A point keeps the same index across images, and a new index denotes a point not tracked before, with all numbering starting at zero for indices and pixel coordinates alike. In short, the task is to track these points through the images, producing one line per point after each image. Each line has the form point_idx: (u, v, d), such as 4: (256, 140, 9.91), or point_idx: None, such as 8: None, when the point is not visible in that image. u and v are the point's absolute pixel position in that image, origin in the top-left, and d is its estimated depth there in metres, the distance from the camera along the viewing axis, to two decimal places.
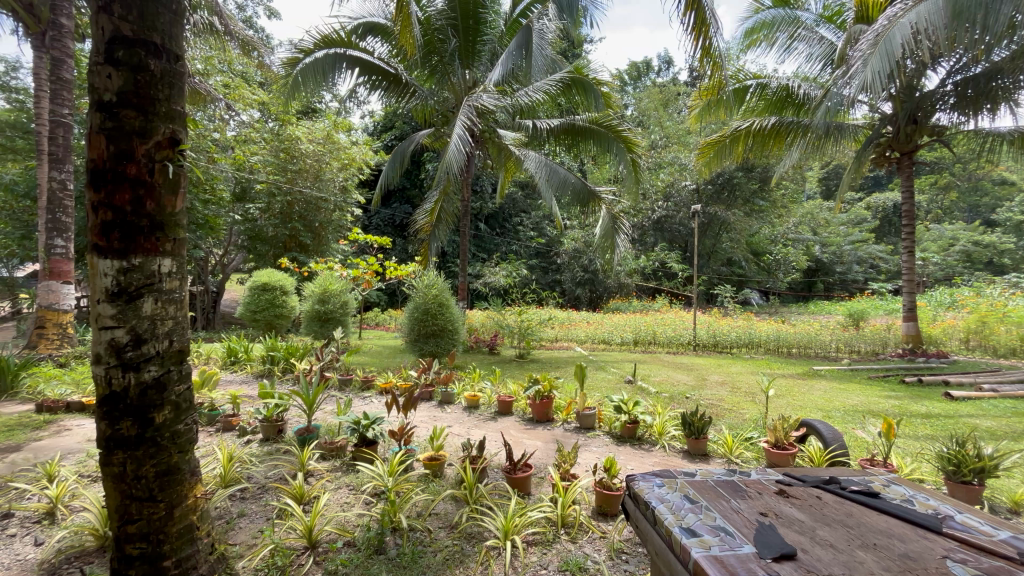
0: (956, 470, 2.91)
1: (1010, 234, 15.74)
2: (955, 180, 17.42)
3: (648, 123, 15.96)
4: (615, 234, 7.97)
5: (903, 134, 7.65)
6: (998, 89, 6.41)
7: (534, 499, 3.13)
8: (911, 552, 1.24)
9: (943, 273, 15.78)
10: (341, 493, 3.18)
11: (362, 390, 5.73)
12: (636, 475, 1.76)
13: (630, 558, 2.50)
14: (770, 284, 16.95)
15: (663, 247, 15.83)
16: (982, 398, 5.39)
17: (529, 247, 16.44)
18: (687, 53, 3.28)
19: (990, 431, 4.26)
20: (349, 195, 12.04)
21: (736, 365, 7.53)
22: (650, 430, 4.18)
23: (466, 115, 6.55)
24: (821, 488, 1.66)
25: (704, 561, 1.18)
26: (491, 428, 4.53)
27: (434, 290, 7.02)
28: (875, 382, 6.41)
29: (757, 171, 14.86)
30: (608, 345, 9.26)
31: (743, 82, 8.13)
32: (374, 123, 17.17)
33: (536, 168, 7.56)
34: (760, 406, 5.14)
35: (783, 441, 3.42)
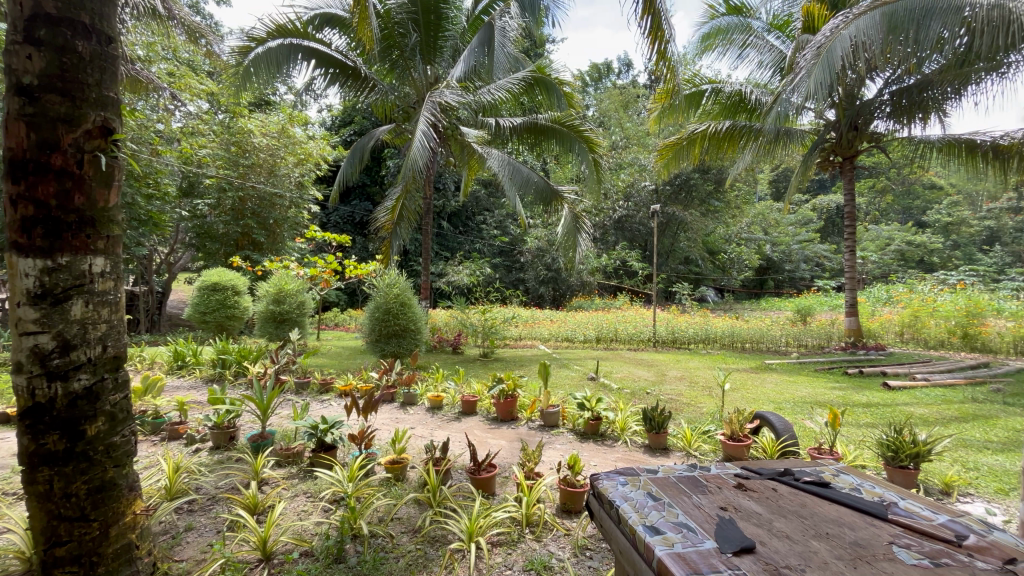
0: (895, 456, 3.09)
1: (939, 234, 17.01)
2: (890, 184, 18.66)
3: (609, 124, 16.27)
4: (577, 233, 8.05)
5: (845, 140, 8.10)
6: (930, 99, 6.89)
7: (499, 499, 3.11)
8: (861, 539, 1.30)
9: (880, 270, 16.83)
10: (297, 501, 3.06)
11: (321, 393, 5.55)
12: (600, 474, 1.76)
13: (594, 554, 2.52)
14: (725, 282, 17.62)
15: (624, 246, 16.15)
16: (915, 387, 5.78)
17: (492, 245, 16.42)
18: (643, 57, 3.34)
19: (923, 418, 4.57)
20: (305, 191, 11.65)
21: (694, 361, 7.77)
22: (612, 426, 4.24)
23: (430, 111, 6.45)
24: (776, 480, 1.71)
25: (667, 560, 1.18)
26: (455, 429, 4.47)
27: (396, 289, 6.87)
28: (821, 374, 6.77)
29: (713, 172, 15.38)
30: (571, 343, 9.37)
31: (698, 87, 8.42)
32: (332, 118, 16.68)
33: (499, 167, 7.54)
34: (716, 400, 5.33)
35: (739, 433, 3.54)
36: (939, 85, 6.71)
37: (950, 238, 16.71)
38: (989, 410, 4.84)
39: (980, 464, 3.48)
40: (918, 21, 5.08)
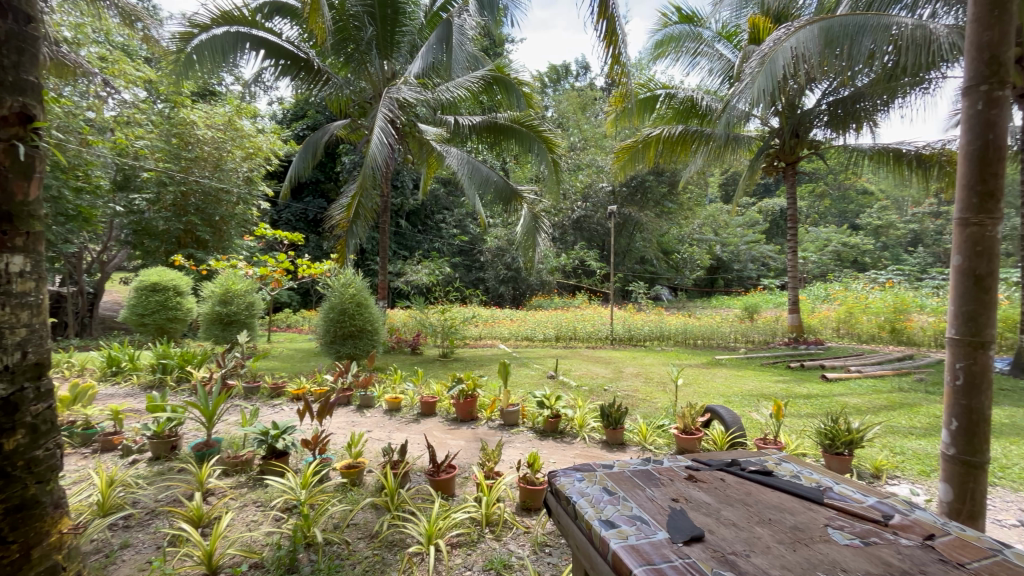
0: (831, 443, 3.30)
1: (870, 236, 18.31)
2: (827, 188, 19.91)
3: (568, 125, 16.49)
4: (536, 232, 8.11)
5: (788, 146, 8.55)
6: (862, 110, 7.41)
7: (458, 500, 3.09)
8: (800, 523, 1.37)
9: (820, 270, 17.83)
10: (246, 511, 2.92)
11: (272, 398, 5.33)
12: (557, 471, 1.77)
13: (553, 550, 2.55)
14: (678, 281, 18.27)
15: (582, 246, 16.41)
16: (849, 378, 6.20)
17: (452, 245, 16.31)
18: (599, 61, 3.40)
19: (857, 407, 4.91)
20: (254, 187, 11.16)
21: (648, 357, 8.01)
22: (571, 423, 4.30)
23: (388, 107, 6.32)
24: (724, 470, 1.78)
25: (622, 553, 1.21)
26: (413, 431, 4.41)
27: (351, 289, 6.71)
28: (766, 368, 7.14)
29: (666, 175, 15.89)
30: (531, 341, 9.45)
31: (653, 91, 8.66)
32: (283, 111, 16.04)
33: (458, 165, 7.49)
34: (669, 395, 5.53)
35: (691, 427, 3.68)
36: (870, 97, 7.23)
37: (880, 240, 18.02)
38: (913, 398, 5.26)
39: (905, 449, 3.77)
40: (852, 36, 5.51)
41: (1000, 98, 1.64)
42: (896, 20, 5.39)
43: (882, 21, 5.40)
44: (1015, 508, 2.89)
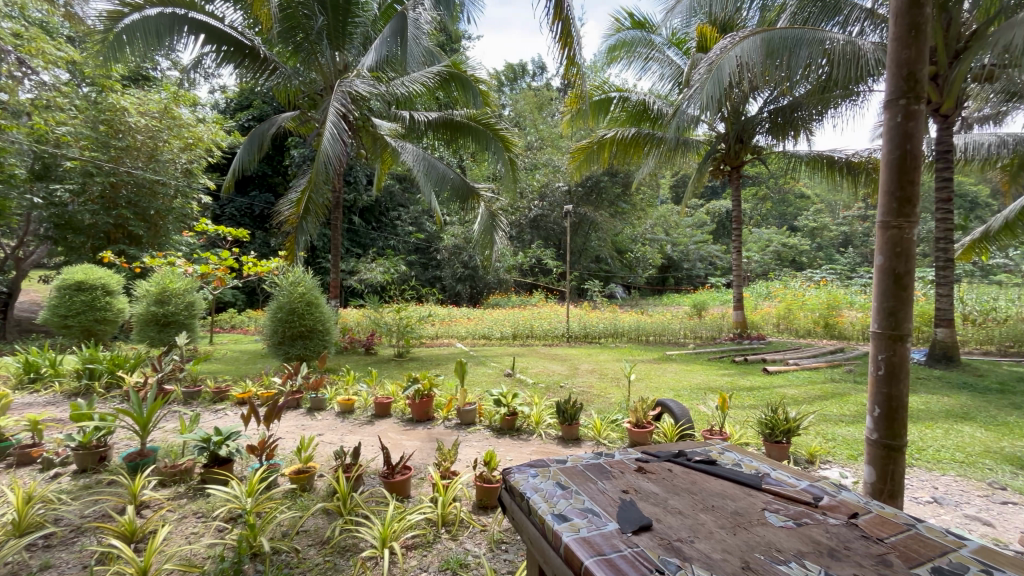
0: (771, 432, 3.50)
1: (806, 237, 19.52)
2: (769, 192, 21.07)
3: (524, 124, 16.59)
4: (493, 231, 8.11)
5: (733, 151, 8.96)
6: (800, 119, 7.87)
7: (414, 501, 3.04)
8: (741, 508, 1.44)
9: (762, 269, 18.63)
10: (186, 523, 2.76)
11: (214, 403, 5.04)
12: (512, 467, 1.78)
13: (509, 547, 2.56)
14: (631, 279, 18.78)
15: (538, 244, 16.60)
16: (788, 371, 6.59)
17: (407, 242, 16.03)
18: (555, 62, 3.44)
19: (794, 398, 5.23)
20: (194, 179, 10.53)
21: (603, 354, 8.19)
22: (528, 420, 4.34)
23: (340, 101, 6.15)
24: (672, 461, 1.85)
25: (574, 545, 1.23)
26: (367, 433, 4.31)
27: (301, 288, 6.46)
28: (713, 363, 7.47)
29: (620, 176, 16.30)
30: (488, 340, 9.45)
31: (607, 94, 8.83)
32: (227, 100, 15.23)
33: (414, 161, 7.36)
34: (623, 390, 5.68)
35: (643, 421, 3.80)
36: (807, 107, 7.69)
37: (815, 241, 19.25)
38: (843, 388, 5.67)
39: (836, 435, 4.06)
40: (791, 48, 5.85)
41: (916, 111, 1.79)
42: (829, 35, 5.83)
43: (817, 36, 5.81)
44: (929, 485, 3.18)
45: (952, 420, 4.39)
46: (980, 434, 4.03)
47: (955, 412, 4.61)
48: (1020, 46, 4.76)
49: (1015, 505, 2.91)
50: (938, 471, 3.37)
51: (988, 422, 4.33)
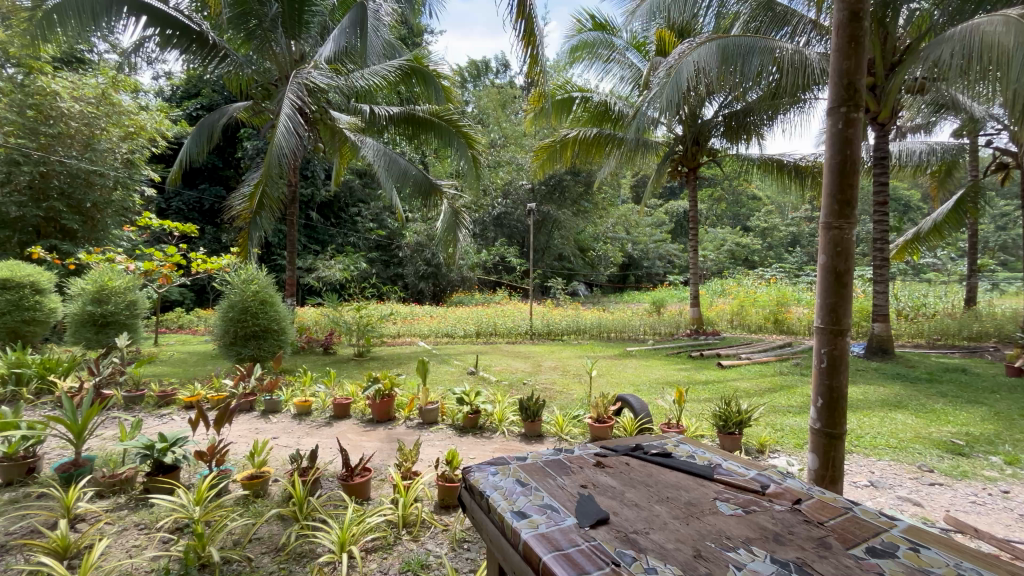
0: (725, 424, 3.64)
1: (758, 237, 20.43)
2: (724, 193, 21.87)
3: (488, 121, 16.54)
4: (457, 229, 8.04)
5: (690, 152, 9.22)
6: (752, 123, 8.22)
7: (374, 503, 2.98)
8: (694, 498, 1.49)
9: (717, 267, 19.34)
10: (126, 536, 2.60)
11: (159, 408, 4.77)
12: (472, 466, 1.77)
13: (471, 546, 2.54)
14: (593, 277, 19.06)
15: (502, 242, 16.64)
16: (740, 365, 6.88)
17: (368, 239, 15.69)
18: (517, 60, 3.44)
19: (746, 391, 5.48)
20: (136, 171, 9.92)
21: (565, 351, 8.29)
22: (491, 418, 4.33)
23: (295, 93, 5.94)
24: (629, 454, 1.89)
25: (532, 542, 1.23)
26: (325, 435, 4.18)
27: (254, 286, 6.19)
28: (671, 358, 7.70)
29: (582, 175, 16.52)
30: (451, 338, 9.39)
31: (569, 93, 8.93)
32: (173, 88, 14.43)
33: (374, 157, 7.21)
34: (584, 386, 5.78)
35: (604, 416, 3.87)
36: (758, 112, 8.02)
37: (766, 241, 20.17)
38: (790, 380, 5.99)
39: (784, 425, 4.26)
40: (744, 56, 6.09)
41: (854, 119, 1.90)
42: (778, 45, 6.11)
43: (767, 45, 6.10)
44: (866, 470, 3.39)
45: (887, 408, 4.70)
46: (911, 421, 4.34)
47: (889, 401, 4.93)
48: (948, 61, 5.15)
49: (941, 485, 3.15)
50: (874, 457, 3.60)
51: (918, 409, 4.66)
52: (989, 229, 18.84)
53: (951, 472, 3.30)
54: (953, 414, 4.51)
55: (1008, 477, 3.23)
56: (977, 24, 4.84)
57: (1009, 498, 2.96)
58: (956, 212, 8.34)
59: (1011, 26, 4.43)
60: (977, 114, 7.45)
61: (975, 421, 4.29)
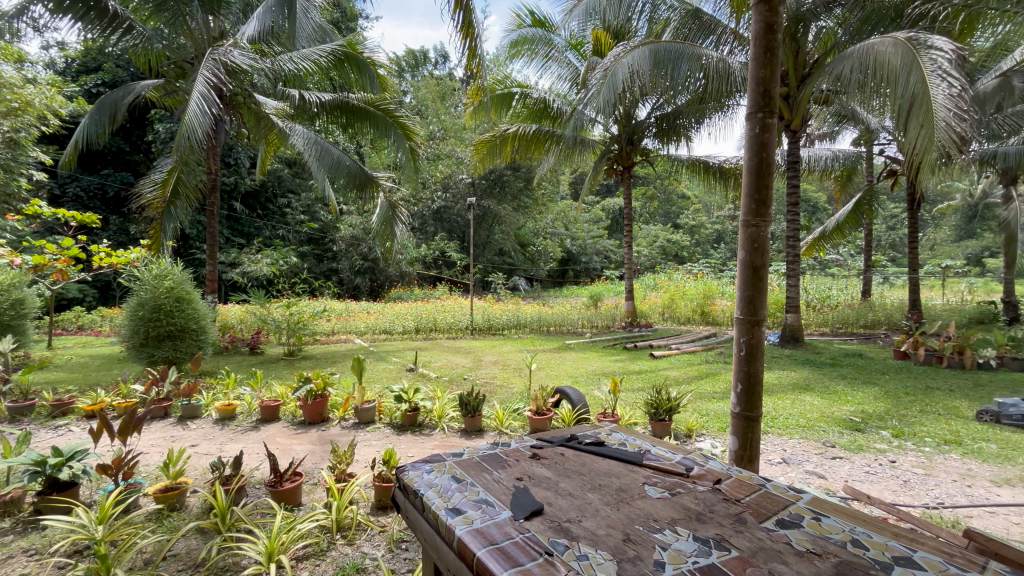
0: (656, 411, 3.82)
1: (687, 234, 21.59)
2: (656, 192, 22.91)
3: (427, 113, 16.23)
4: (394, 223, 7.84)
5: (625, 152, 9.55)
6: (681, 126, 8.65)
7: (306, 509, 2.84)
8: (624, 484, 1.55)
9: (650, 262, 20.23)
10: (12, 565, 2.30)
11: (54, 418, 4.27)
12: (406, 465, 1.72)
13: (409, 545, 2.49)
14: (534, 272, 19.30)
15: (442, 237, 16.41)
16: (670, 355, 7.26)
17: (300, 232, 14.95)
18: (455, 51, 3.37)
19: (675, 379, 5.80)
20: (23, 152, 8.77)
21: (506, 345, 8.35)
22: (430, 415, 4.26)
23: (210, 70, 5.51)
24: (565, 445, 1.93)
25: (467, 538, 1.22)
26: (251, 440, 3.93)
27: (168, 282, 5.66)
28: (607, 350, 7.97)
29: (523, 171, 16.61)
30: (389, 335, 9.17)
31: (508, 89, 8.95)
32: (68, 60, 12.89)
33: (304, 145, 6.86)
34: (524, 379, 5.86)
35: (543, 408, 3.93)
36: (687, 115, 8.46)
37: (693, 238, 21.38)
38: (715, 368, 6.41)
39: (709, 410, 4.54)
40: (674, 61, 6.39)
41: (769, 125, 2.04)
42: (705, 52, 6.46)
43: (694, 52, 6.44)
44: (779, 448, 3.69)
45: (797, 391, 5.16)
46: (817, 402, 4.79)
47: (799, 384, 5.41)
48: (848, 76, 5.64)
49: (841, 458, 3.49)
50: (786, 436, 3.93)
51: (823, 391, 5.16)
52: (882, 229, 21.13)
53: (849, 447, 3.67)
54: (851, 394, 5.03)
55: (895, 448, 3.64)
56: (873, 43, 5.34)
57: (895, 467, 3.34)
58: (855, 213, 9.26)
59: (899, 47, 4.96)
60: (872, 125, 8.29)
61: (869, 400, 4.82)
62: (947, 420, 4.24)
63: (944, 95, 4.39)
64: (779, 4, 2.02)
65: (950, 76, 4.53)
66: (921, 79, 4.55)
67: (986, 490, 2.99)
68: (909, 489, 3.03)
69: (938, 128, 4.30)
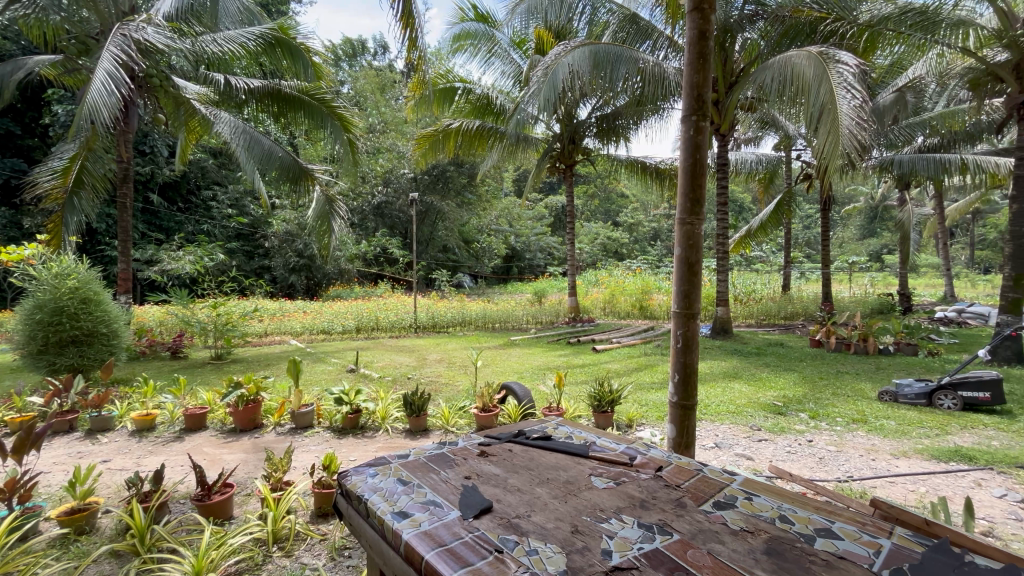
0: (599, 403, 3.93)
1: (626, 232, 22.37)
2: (597, 190, 23.53)
3: (365, 104, 15.72)
4: (331, 218, 7.52)
5: (567, 150, 9.70)
6: (620, 126, 8.93)
7: (237, 522, 2.66)
8: (572, 476, 1.58)
9: (592, 259, 20.76)
10: None
11: None
12: (348, 469, 1.65)
13: (352, 552, 2.39)
14: (478, 269, 19.23)
15: (383, 233, 15.93)
16: (612, 348, 7.49)
17: (227, 227, 14.01)
18: (396, 42, 3.27)
19: (616, 371, 6.01)
20: None
21: (451, 343, 8.25)
22: (373, 416, 4.13)
23: (119, 46, 5.03)
24: (512, 441, 1.93)
25: (414, 541, 1.19)
26: (173, 452, 3.63)
27: (71, 282, 5.07)
28: (552, 345, 8.09)
29: (466, 167, 16.33)
30: (328, 335, 8.80)
31: (450, 83, 8.85)
32: None
33: (231, 134, 6.38)
34: (470, 376, 5.83)
35: (489, 405, 3.91)
36: (626, 116, 8.74)
37: (632, 235, 22.19)
38: (653, 359, 6.70)
39: (648, 401, 4.73)
40: (612, 63, 6.56)
41: (702, 128, 2.14)
42: (641, 56, 6.71)
43: (632, 55, 6.66)
44: (712, 433, 3.92)
45: (726, 379, 5.53)
46: (745, 388, 5.15)
47: (728, 372, 5.79)
48: (769, 85, 6.07)
49: (766, 440, 3.77)
50: (718, 422, 4.18)
51: (749, 378, 5.55)
52: (798, 228, 22.99)
53: (773, 429, 3.97)
54: (774, 380, 5.43)
55: (812, 429, 3.98)
56: (789, 56, 5.78)
57: (812, 445, 3.66)
58: (776, 213, 10.00)
59: (812, 60, 5.38)
60: (790, 132, 8.97)
61: (789, 385, 5.24)
62: (855, 401, 4.70)
63: (849, 107, 4.84)
64: (711, 13, 2.12)
65: (854, 89, 5.01)
66: (829, 90, 4.97)
67: (887, 462, 3.34)
68: (824, 465, 3.32)
69: (843, 136, 4.73)
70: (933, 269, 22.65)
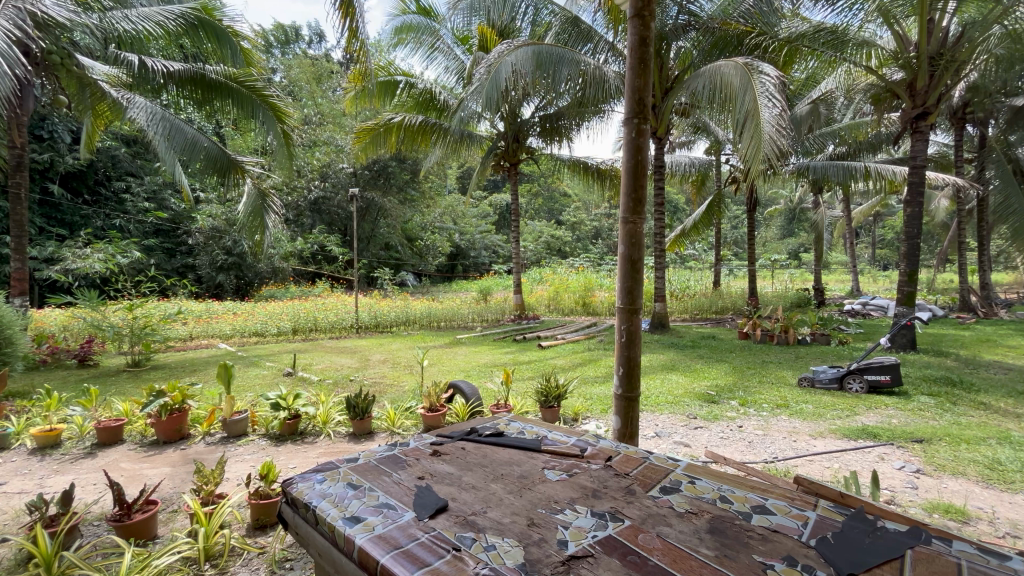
0: (546, 398, 4.00)
1: (569, 230, 22.84)
2: (540, 190, 23.85)
3: (300, 95, 15.04)
4: (264, 214, 7.12)
5: (511, 149, 9.66)
6: (563, 126, 9.12)
7: (164, 542, 2.46)
8: (525, 471, 1.59)
9: (536, 257, 21.01)
10: None
11: None
12: (293, 477, 1.57)
13: (294, 563, 2.28)
14: (422, 267, 18.90)
15: (321, 229, 15.25)
16: (557, 344, 7.65)
17: (144, 223, 12.83)
18: (336, 31, 3.16)
19: (561, 367, 6.14)
20: None
21: (395, 343, 8.04)
22: (313, 421, 3.96)
23: (11, 19, 4.42)
24: (465, 439, 1.92)
25: (368, 546, 1.15)
26: (86, 469, 3.28)
27: None
28: (498, 342, 8.12)
29: (409, 163, 16.01)
30: (261, 337, 8.30)
31: (392, 77, 8.70)
32: None
33: (147, 120, 5.82)
34: (416, 377, 5.73)
35: (436, 404, 3.85)
36: (568, 117, 8.95)
37: (575, 234, 22.68)
38: (596, 354, 6.91)
39: (592, 395, 4.87)
40: (555, 64, 6.65)
41: (643, 131, 2.23)
42: (583, 59, 6.85)
43: (574, 57, 6.78)
44: (652, 423, 4.10)
45: (664, 371, 5.81)
46: (681, 380, 5.43)
47: (666, 365, 6.08)
48: (701, 91, 6.41)
49: (702, 427, 4.01)
50: (657, 412, 4.38)
51: (685, 369, 5.87)
52: (727, 228, 24.51)
53: (707, 417, 4.23)
54: (707, 371, 5.78)
55: (741, 415, 4.28)
56: (720, 65, 6.11)
57: (742, 430, 3.93)
58: (707, 214, 10.60)
59: (738, 70, 5.74)
60: (719, 137, 9.54)
61: (721, 375, 5.59)
62: (778, 387, 5.09)
63: (771, 116, 5.21)
64: (651, 21, 2.21)
65: (774, 99, 5.40)
66: (753, 99, 5.33)
67: (806, 442, 3.65)
68: (753, 448, 3.57)
69: (764, 141, 5.10)
70: (841, 266, 24.97)
